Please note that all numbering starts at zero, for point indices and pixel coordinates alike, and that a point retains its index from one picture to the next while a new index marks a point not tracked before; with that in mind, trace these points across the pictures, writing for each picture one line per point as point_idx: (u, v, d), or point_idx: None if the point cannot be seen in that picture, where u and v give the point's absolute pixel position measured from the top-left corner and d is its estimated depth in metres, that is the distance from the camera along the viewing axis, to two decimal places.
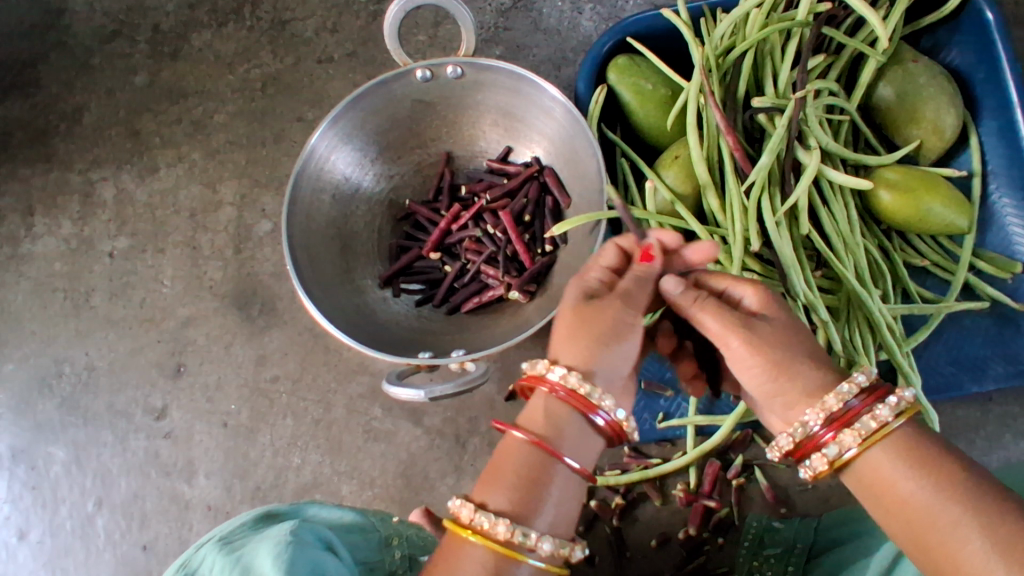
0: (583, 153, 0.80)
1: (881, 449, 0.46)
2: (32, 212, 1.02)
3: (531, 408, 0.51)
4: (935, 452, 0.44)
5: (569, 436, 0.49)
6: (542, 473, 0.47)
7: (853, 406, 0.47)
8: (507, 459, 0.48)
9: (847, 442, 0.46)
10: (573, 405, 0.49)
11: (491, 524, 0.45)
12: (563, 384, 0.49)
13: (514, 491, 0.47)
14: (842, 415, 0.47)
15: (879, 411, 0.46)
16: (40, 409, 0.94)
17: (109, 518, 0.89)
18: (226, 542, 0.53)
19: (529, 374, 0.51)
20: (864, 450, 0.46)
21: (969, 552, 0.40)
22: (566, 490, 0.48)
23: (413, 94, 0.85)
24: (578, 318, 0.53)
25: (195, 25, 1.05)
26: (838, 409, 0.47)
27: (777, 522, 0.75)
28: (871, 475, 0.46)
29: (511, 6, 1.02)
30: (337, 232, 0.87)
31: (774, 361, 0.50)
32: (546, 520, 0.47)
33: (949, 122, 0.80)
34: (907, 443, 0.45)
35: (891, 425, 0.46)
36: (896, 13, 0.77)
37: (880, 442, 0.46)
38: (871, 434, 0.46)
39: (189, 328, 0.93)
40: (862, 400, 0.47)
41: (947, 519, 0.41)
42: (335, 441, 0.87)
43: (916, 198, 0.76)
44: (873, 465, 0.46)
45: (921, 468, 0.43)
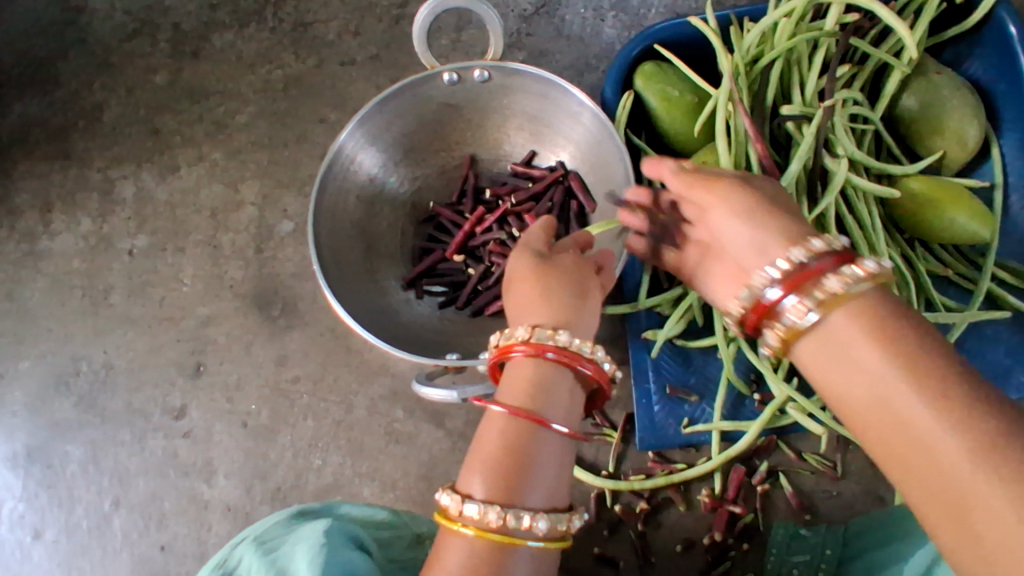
0: (611, 157, 0.80)
1: (842, 315, 0.47)
2: (50, 209, 1.02)
3: (516, 377, 0.54)
4: (891, 318, 0.46)
5: (554, 398, 0.53)
6: (534, 444, 0.50)
7: (814, 269, 0.49)
8: (494, 434, 0.52)
9: (809, 301, 0.49)
10: (559, 362, 0.54)
11: (483, 512, 0.48)
12: (551, 345, 0.54)
13: (503, 473, 0.49)
14: (803, 277, 0.50)
15: (844, 274, 0.48)
16: (56, 407, 0.94)
17: (126, 517, 0.89)
18: (262, 541, 0.53)
19: (503, 345, 0.55)
20: (826, 315, 0.48)
21: (909, 410, 0.42)
22: (558, 454, 0.52)
23: (440, 97, 0.86)
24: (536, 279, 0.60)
25: (217, 25, 1.05)
26: (800, 272, 0.50)
27: (803, 530, 0.75)
28: (830, 338, 0.48)
29: (534, 12, 1.03)
30: (362, 233, 0.87)
31: (757, 217, 0.55)
32: (539, 498, 0.50)
33: (972, 132, 0.81)
34: (867, 307, 0.47)
35: (850, 291, 0.48)
36: (921, 25, 0.78)
37: (841, 308, 0.48)
38: (830, 297, 0.48)
39: (210, 327, 0.93)
40: (824, 262, 0.49)
41: (891, 380, 0.43)
42: (357, 443, 0.86)
43: (937, 208, 0.78)
44: (840, 332, 0.47)
45: (880, 337, 0.45)
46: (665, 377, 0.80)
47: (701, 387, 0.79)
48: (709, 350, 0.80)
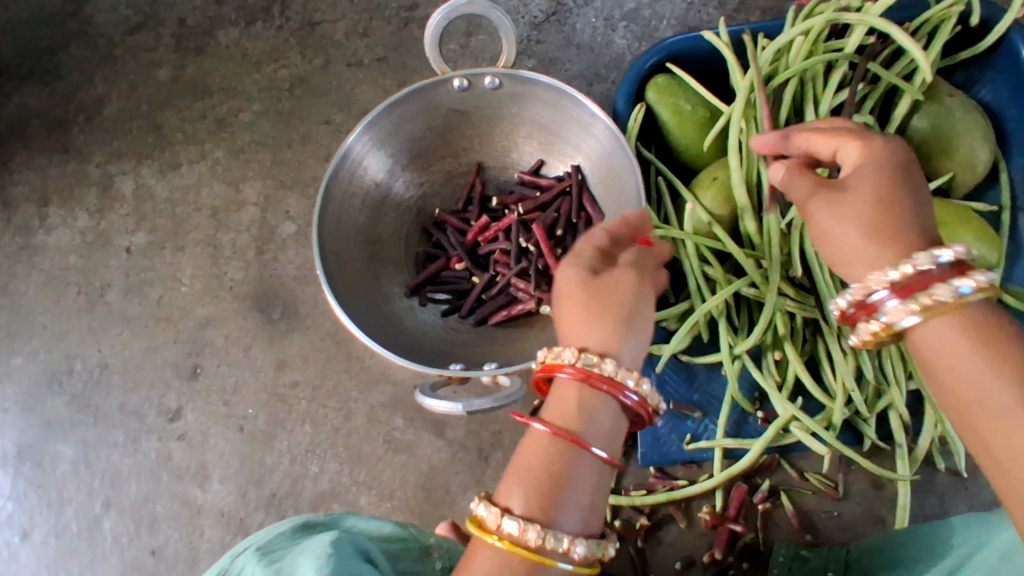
0: (621, 169, 0.80)
1: (942, 321, 0.43)
2: (47, 203, 1.00)
3: (558, 396, 0.50)
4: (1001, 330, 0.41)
5: (595, 422, 0.49)
6: (573, 469, 0.47)
7: (923, 275, 0.44)
8: (533, 452, 0.48)
9: (917, 304, 0.43)
10: (601, 389, 0.49)
11: (522, 530, 0.45)
12: (596, 372, 0.49)
13: (540, 492, 0.46)
14: (910, 283, 0.44)
15: (954, 285, 0.42)
16: (48, 405, 0.92)
17: (117, 520, 0.87)
18: (266, 552, 0.51)
19: (547, 363, 0.51)
20: (924, 320, 0.43)
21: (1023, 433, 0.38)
22: (597, 482, 0.48)
23: (449, 103, 0.85)
24: (588, 294, 0.52)
25: (223, 22, 1.04)
26: (912, 275, 0.44)
27: (805, 551, 0.75)
28: (926, 344, 0.44)
29: (544, 19, 1.03)
30: (366, 238, 0.86)
31: (870, 219, 0.47)
32: (576, 521, 0.47)
33: (982, 157, 0.81)
34: (972, 319, 0.42)
35: (960, 300, 0.42)
36: (935, 48, 0.78)
37: (942, 316, 0.43)
38: (929, 308, 0.43)
39: (208, 329, 0.92)
40: (935, 270, 0.43)
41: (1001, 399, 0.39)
42: (355, 450, 0.85)
43: (947, 231, 0.77)
44: (933, 338, 0.43)
45: (983, 346, 0.41)
46: (669, 393, 0.79)
47: (705, 403, 0.79)
48: (714, 366, 0.80)
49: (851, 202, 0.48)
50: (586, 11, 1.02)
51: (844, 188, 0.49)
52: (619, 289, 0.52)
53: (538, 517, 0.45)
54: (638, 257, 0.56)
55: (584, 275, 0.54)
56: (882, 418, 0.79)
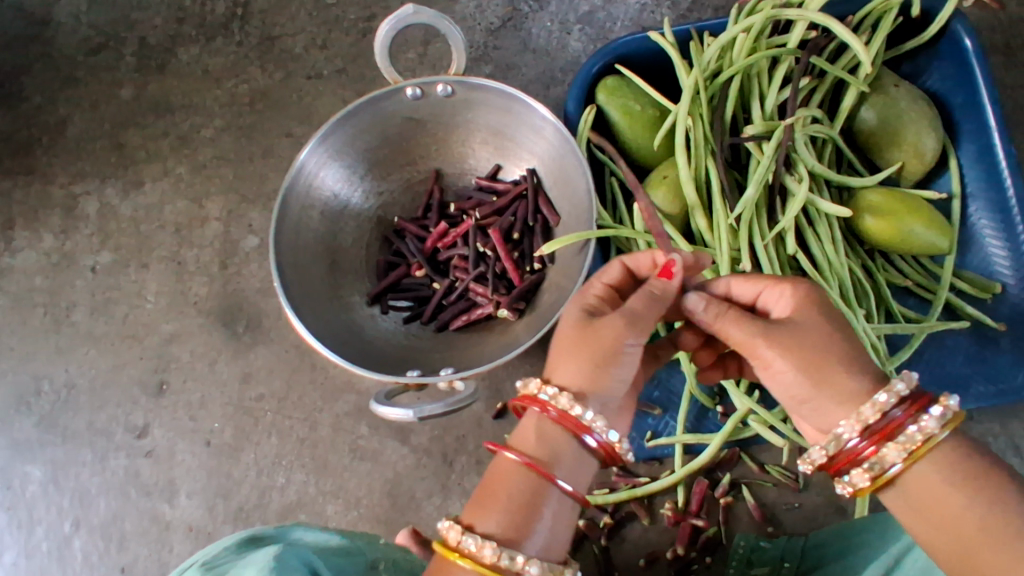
0: (573, 172, 0.81)
1: (926, 463, 0.45)
2: (12, 225, 1.01)
3: (524, 428, 0.51)
4: (980, 466, 0.44)
5: (560, 457, 0.49)
6: (534, 497, 0.48)
7: (892, 419, 0.46)
8: (498, 479, 0.49)
9: (892, 457, 0.46)
10: (565, 425, 0.50)
11: (479, 547, 0.46)
12: (558, 407, 0.50)
13: (502, 514, 0.48)
14: (882, 428, 0.46)
15: (926, 422, 0.45)
16: (17, 427, 0.92)
17: (87, 539, 0.87)
18: (210, 566, 0.51)
19: (522, 394, 0.52)
20: (910, 465, 0.46)
21: None
22: (557, 514, 0.48)
23: (403, 112, 0.86)
24: (578, 334, 0.52)
25: (183, 39, 1.04)
26: (878, 420, 0.46)
27: (763, 542, 0.75)
28: (920, 489, 0.45)
29: (501, 25, 1.04)
30: (326, 248, 0.87)
31: (806, 360, 0.47)
32: (538, 545, 0.48)
33: (930, 145, 0.82)
34: (950, 458, 0.45)
35: (937, 437, 0.45)
36: (877, 41, 0.79)
37: (926, 456, 0.45)
38: (912, 451, 0.45)
39: (173, 344, 0.92)
40: (901, 413, 0.46)
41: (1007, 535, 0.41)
42: (321, 460, 0.86)
43: (898, 221, 0.78)
44: (922, 485, 0.45)
45: (971, 487, 0.43)
46: None
47: (664, 400, 0.80)
48: (672, 363, 0.81)
49: (802, 343, 0.48)
50: (541, 16, 1.03)
51: (787, 325, 0.49)
52: (607, 337, 0.51)
53: (500, 538, 0.47)
54: (647, 303, 0.53)
55: (580, 312, 0.54)
56: None
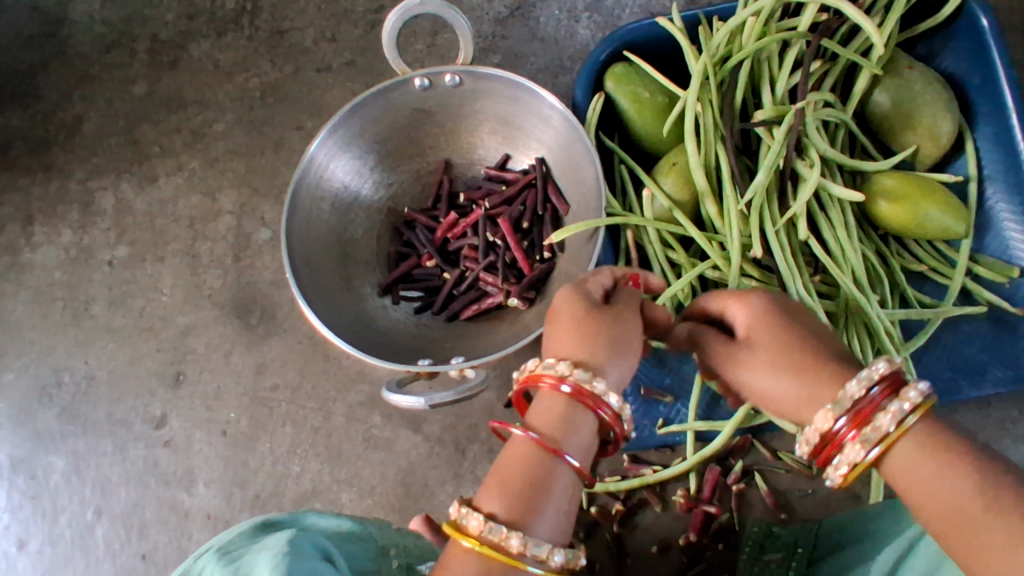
0: (581, 160, 0.80)
1: (904, 448, 0.43)
2: (31, 221, 1.03)
3: (537, 404, 0.52)
4: (960, 446, 0.41)
5: (571, 435, 0.50)
6: (544, 475, 0.48)
7: (869, 401, 0.44)
8: (510, 461, 0.49)
9: (869, 438, 0.44)
10: (579, 400, 0.50)
11: (492, 530, 0.45)
12: (572, 381, 0.51)
13: (511, 494, 0.47)
14: (860, 413, 0.45)
15: (895, 406, 0.43)
16: (40, 418, 0.94)
17: (109, 527, 0.89)
18: (226, 552, 0.52)
19: (532, 372, 0.53)
20: (887, 449, 0.43)
21: (995, 548, 0.36)
22: (567, 493, 0.48)
23: (412, 103, 0.86)
24: (581, 327, 0.54)
25: (194, 35, 1.05)
26: (857, 402, 0.45)
27: (777, 529, 0.75)
28: (898, 473, 0.43)
29: (509, 15, 1.03)
30: (336, 239, 0.87)
31: (782, 359, 0.49)
32: (547, 527, 0.47)
33: (945, 128, 0.81)
34: (926, 440, 0.42)
35: (907, 422, 0.43)
36: (890, 23, 0.78)
37: (901, 441, 0.43)
38: (889, 432, 0.43)
39: (189, 337, 0.94)
40: (878, 394, 0.44)
41: (970, 512, 0.38)
42: (335, 449, 0.87)
43: (911, 204, 0.77)
44: (902, 467, 0.43)
45: (948, 462, 0.40)
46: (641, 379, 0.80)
47: (676, 387, 0.79)
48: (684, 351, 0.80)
49: (760, 359, 0.50)
50: (549, 4, 1.02)
51: (746, 348, 0.52)
52: (606, 326, 0.54)
53: (511, 520, 0.46)
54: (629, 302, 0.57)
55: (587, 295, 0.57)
56: None
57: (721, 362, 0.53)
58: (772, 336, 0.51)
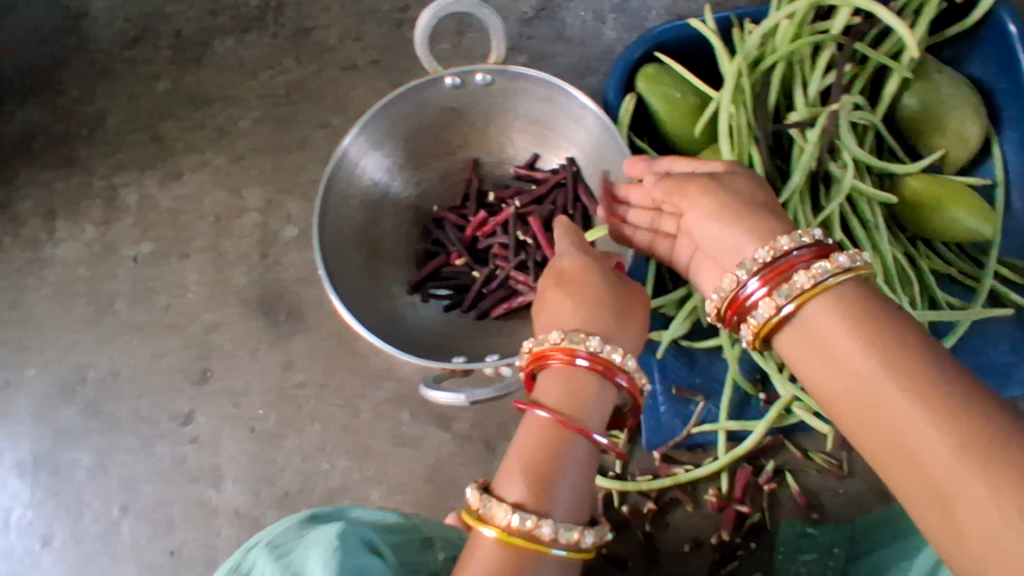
0: (614, 159, 0.81)
1: (817, 306, 0.47)
2: (53, 216, 1.02)
3: (548, 381, 0.52)
4: (869, 307, 0.45)
5: (588, 408, 0.50)
6: (564, 454, 0.48)
7: (790, 262, 0.49)
8: (528, 444, 0.49)
9: (788, 291, 0.48)
10: (593, 369, 0.51)
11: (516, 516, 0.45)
12: (584, 352, 0.51)
13: (530, 478, 0.47)
14: (780, 269, 0.49)
15: (816, 267, 0.48)
16: (63, 414, 0.94)
17: (134, 524, 0.89)
18: (276, 546, 0.51)
19: (541, 350, 0.52)
20: (802, 307, 0.48)
21: (884, 391, 0.42)
22: (585, 468, 0.49)
23: (443, 101, 0.86)
24: (580, 293, 0.55)
25: (218, 32, 1.05)
26: (781, 259, 0.49)
27: (811, 528, 0.76)
28: (809, 329, 0.47)
29: (534, 15, 1.04)
30: (366, 237, 0.87)
31: (733, 209, 0.53)
32: (567, 511, 0.47)
33: (973, 131, 0.82)
34: (842, 300, 0.47)
35: (828, 282, 0.47)
36: (921, 27, 0.78)
37: (817, 298, 0.47)
38: (804, 289, 0.48)
39: (215, 333, 0.93)
40: (800, 257, 0.49)
41: (871, 362, 0.43)
42: (363, 447, 0.86)
43: (940, 206, 0.78)
44: (812, 325, 0.47)
45: (857, 322, 0.45)
46: (671, 377, 0.80)
47: (706, 386, 0.80)
48: (714, 350, 0.81)
49: (728, 193, 0.54)
50: (575, 5, 1.03)
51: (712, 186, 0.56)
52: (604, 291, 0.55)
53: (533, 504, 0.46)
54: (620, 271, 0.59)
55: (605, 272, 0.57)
56: None
57: (684, 189, 0.56)
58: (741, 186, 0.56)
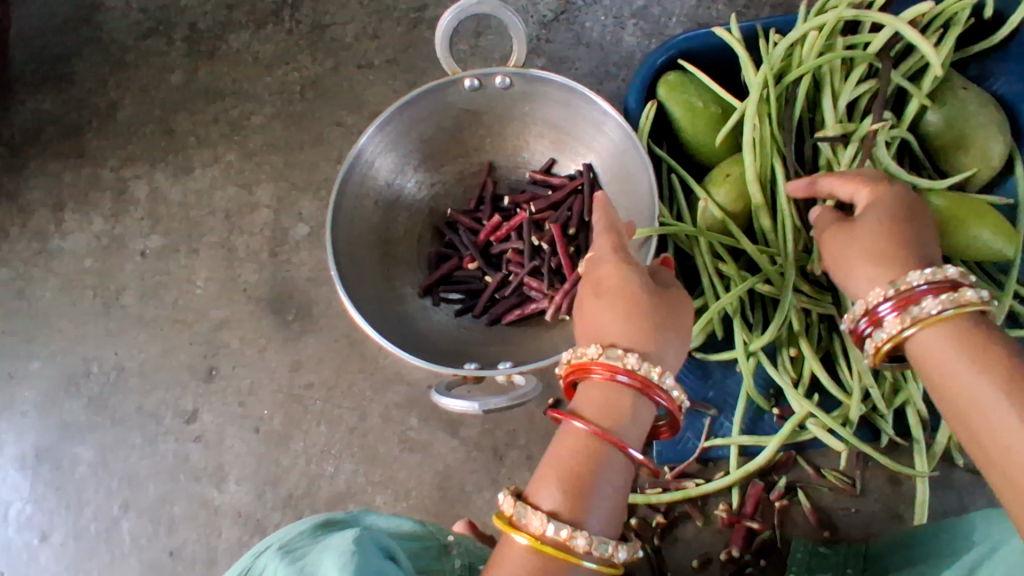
0: (634, 167, 0.80)
1: (932, 333, 0.49)
2: (62, 208, 1.01)
3: (587, 394, 0.51)
4: (989, 339, 0.46)
5: (627, 423, 0.49)
6: (600, 466, 0.47)
7: (912, 292, 0.50)
8: (566, 455, 0.48)
9: (906, 320, 0.50)
10: (633, 386, 0.50)
11: (554, 529, 0.45)
12: (625, 369, 0.50)
13: (566, 487, 0.47)
14: (908, 296, 0.50)
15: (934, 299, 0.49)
16: (66, 408, 0.93)
17: (136, 522, 0.88)
18: (289, 549, 0.50)
19: (581, 361, 0.51)
20: (919, 332, 0.49)
21: (992, 415, 0.43)
22: (622, 482, 0.48)
23: (461, 103, 0.85)
24: (626, 302, 0.54)
25: (234, 26, 1.04)
26: (909, 289, 0.50)
27: (823, 548, 0.74)
28: (922, 353, 0.49)
29: (553, 18, 1.03)
30: (379, 238, 0.86)
31: (876, 249, 0.54)
32: (603, 524, 0.47)
33: (998, 149, 0.81)
34: (958, 330, 0.48)
35: (942, 314, 0.48)
36: (948, 44, 0.77)
37: (932, 326, 0.49)
38: (926, 318, 0.49)
39: (223, 331, 0.92)
40: (923, 289, 0.50)
41: (983, 390, 0.44)
42: (370, 450, 0.85)
43: (962, 226, 0.76)
44: (926, 348, 0.49)
45: (973, 351, 0.46)
46: (684, 390, 0.80)
47: (720, 400, 0.79)
48: (729, 363, 0.80)
49: (861, 233, 0.56)
50: (595, 9, 1.02)
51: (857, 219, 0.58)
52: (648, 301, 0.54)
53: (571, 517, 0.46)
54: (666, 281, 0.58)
55: (645, 279, 0.55)
56: (901, 416, 0.78)
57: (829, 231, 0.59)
58: (883, 219, 0.56)
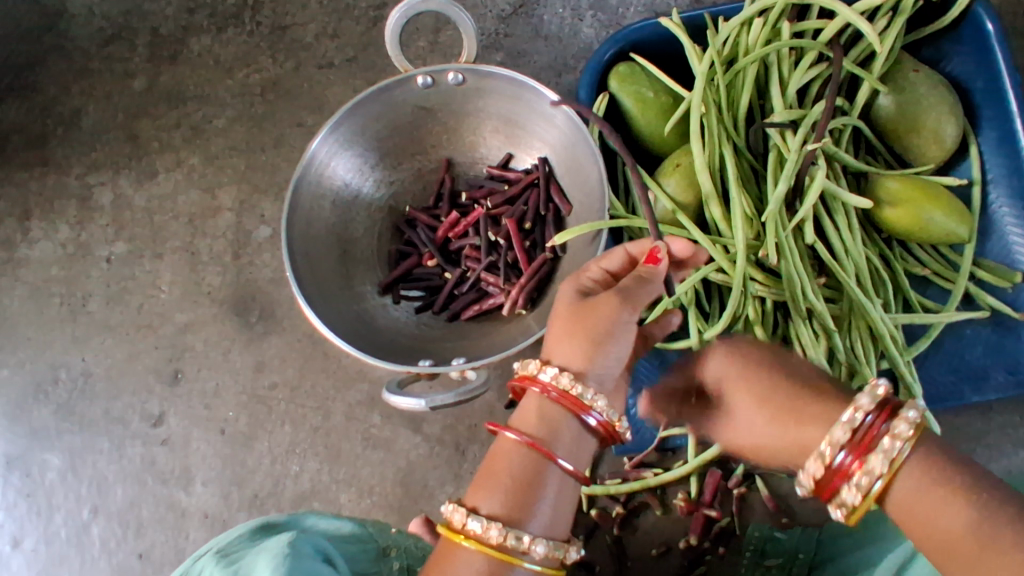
0: (585, 160, 0.80)
1: (904, 478, 0.41)
2: (28, 216, 1.02)
3: (524, 408, 0.50)
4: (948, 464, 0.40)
5: (564, 435, 0.48)
6: (537, 476, 0.47)
7: (866, 428, 0.42)
8: (501, 464, 0.48)
9: (874, 469, 0.42)
10: (565, 404, 0.48)
11: (484, 529, 0.45)
12: (555, 386, 0.48)
13: (499, 491, 0.46)
14: (861, 442, 0.42)
15: (896, 429, 0.42)
16: (35, 415, 0.94)
17: (105, 526, 0.89)
18: (224, 554, 0.51)
19: (521, 375, 0.50)
20: (891, 483, 0.41)
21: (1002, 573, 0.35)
22: (562, 494, 0.47)
23: (414, 101, 0.85)
24: (573, 317, 0.51)
25: (195, 29, 1.04)
26: (851, 436, 0.43)
27: (779, 533, 0.76)
28: (901, 503, 0.41)
29: (512, 12, 1.02)
30: (337, 238, 0.87)
31: (759, 435, 0.48)
32: (540, 525, 0.46)
33: (950, 131, 0.80)
34: (924, 464, 0.41)
35: (907, 448, 0.41)
36: (895, 28, 0.77)
37: (904, 470, 0.41)
38: (891, 463, 0.41)
39: (188, 334, 0.93)
40: (874, 421, 0.42)
41: (969, 538, 0.37)
42: (333, 449, 0.86)
43: (916, 207, 0.76)
44: (901, 493, 0.41)
45: (940, 489, 0.39)
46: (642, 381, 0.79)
47: None
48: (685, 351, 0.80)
49: (751, 419, 0.48)
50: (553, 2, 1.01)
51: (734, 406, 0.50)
52: (597, 315, 0.50)
53: (506, 519, 0.45)
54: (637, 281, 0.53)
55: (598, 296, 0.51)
56: None
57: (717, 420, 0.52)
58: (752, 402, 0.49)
